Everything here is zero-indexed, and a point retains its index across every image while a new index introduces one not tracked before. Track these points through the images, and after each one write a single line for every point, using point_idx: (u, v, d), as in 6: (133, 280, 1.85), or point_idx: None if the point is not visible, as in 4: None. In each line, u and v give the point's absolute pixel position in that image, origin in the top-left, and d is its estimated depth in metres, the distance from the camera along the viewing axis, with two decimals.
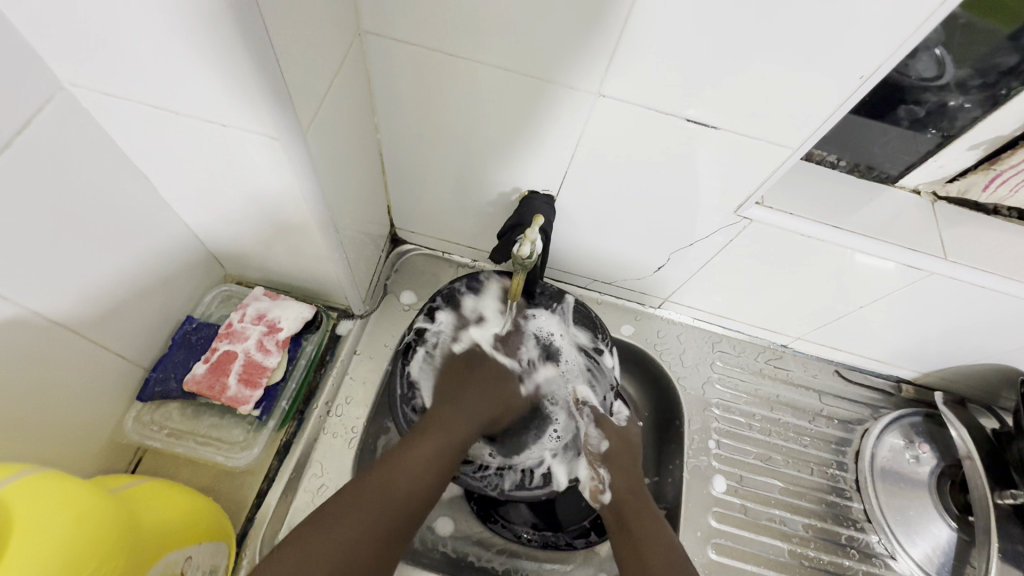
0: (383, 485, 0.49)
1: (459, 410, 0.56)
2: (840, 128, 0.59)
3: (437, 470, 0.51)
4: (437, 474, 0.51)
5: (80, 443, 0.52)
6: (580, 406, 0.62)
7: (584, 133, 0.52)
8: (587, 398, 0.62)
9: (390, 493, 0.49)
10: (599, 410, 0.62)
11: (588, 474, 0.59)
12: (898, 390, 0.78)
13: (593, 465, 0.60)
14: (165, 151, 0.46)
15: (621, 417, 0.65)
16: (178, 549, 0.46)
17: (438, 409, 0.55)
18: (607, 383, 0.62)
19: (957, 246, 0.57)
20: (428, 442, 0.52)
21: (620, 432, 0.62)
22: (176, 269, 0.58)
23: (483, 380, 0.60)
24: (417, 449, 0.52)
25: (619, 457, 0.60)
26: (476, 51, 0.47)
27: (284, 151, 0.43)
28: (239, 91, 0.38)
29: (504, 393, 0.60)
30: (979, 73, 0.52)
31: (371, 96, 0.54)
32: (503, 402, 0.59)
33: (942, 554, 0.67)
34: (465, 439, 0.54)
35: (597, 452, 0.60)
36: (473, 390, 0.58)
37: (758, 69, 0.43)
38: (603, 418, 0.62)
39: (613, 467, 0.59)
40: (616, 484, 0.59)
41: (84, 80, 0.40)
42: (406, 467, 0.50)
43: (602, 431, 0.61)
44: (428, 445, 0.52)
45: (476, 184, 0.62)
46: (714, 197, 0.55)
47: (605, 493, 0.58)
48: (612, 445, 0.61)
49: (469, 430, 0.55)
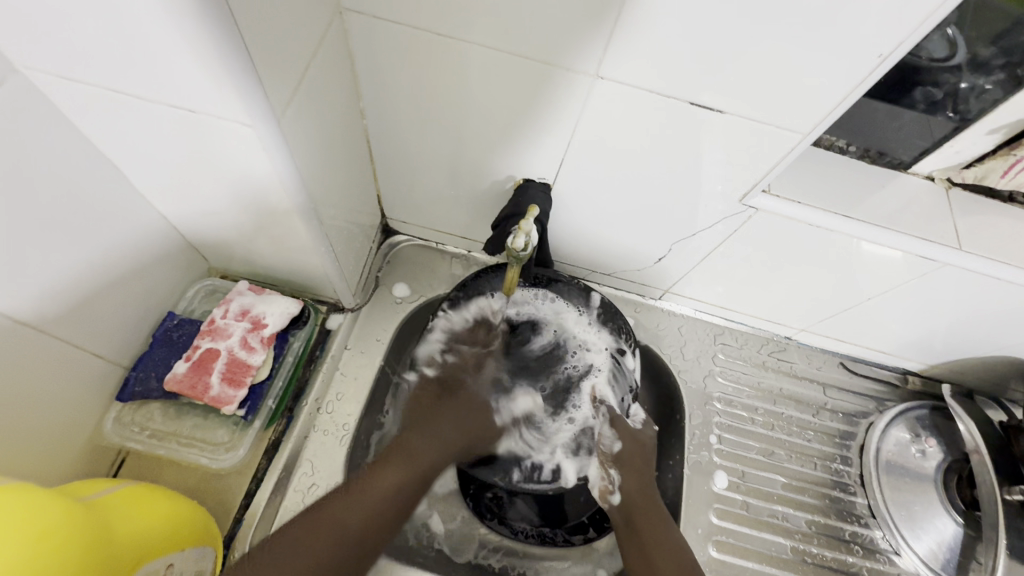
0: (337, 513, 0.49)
1: (427, 440, 0.56)
2: (851, 112, 0.56)
3: (396, 502, 0.52)
4: (400, 501, 0.53)
5: (57, 446, 0.50)
6: (597, 404, 0.61)
7: (580, 117, 0.49)
8: (604, 397, 0.62)
9: (345, 525, 0.49)
10: (615, 410, 0.62)
11: (598, 474, 0.59)
12: (905, 382, 0.76)
13: (603, 466, 0.59)
14: (134, 139, 0.44)
15: (637, 420, 0.63)
16: (159, 557, 0.44)
17: (405, 436, 0.57)
18: (627, 385, 0.62)
19: (971, 235, 0.54)
20: (394, 469, 0.54)
21: (632, 434, 0.61)
22: (154, 263, 0.56)
23: (458, 405, 0.59)
24: (383, 475, 0.53)
25: (631, 458, 0.60)
26: (465, 32, 0.44)
27: (258, 139, 0.40)
28: (203, 74, 0.35)
29: (476, 424, 0.58)
30: (1004, 52, 0.50)
31: (357, 80, 0.51)
32: (473, 432, 0.58)
33: (948, 550, 0.65)
34: (433, 465, 0.55)
35: (609, 453, 0.59)
36: (445, 415, 0.58)
37: (766, 48, 0.40)
38: (617, 417, 0.61)
39: (625, 468, 0.59)
40: (627, 486, 0.58)
41: (37, 62, 0.37)
42: (368, 491, 0.52)
43: (615, 431, 0.60)
44: (391, 476, 0.53)
45: (469, 173, 0.59)
46: (718, 185, 0.53)
47: (615, 494, 0.58)
48: (624, 447, 0.60)
49: (435, 457, 0.56)
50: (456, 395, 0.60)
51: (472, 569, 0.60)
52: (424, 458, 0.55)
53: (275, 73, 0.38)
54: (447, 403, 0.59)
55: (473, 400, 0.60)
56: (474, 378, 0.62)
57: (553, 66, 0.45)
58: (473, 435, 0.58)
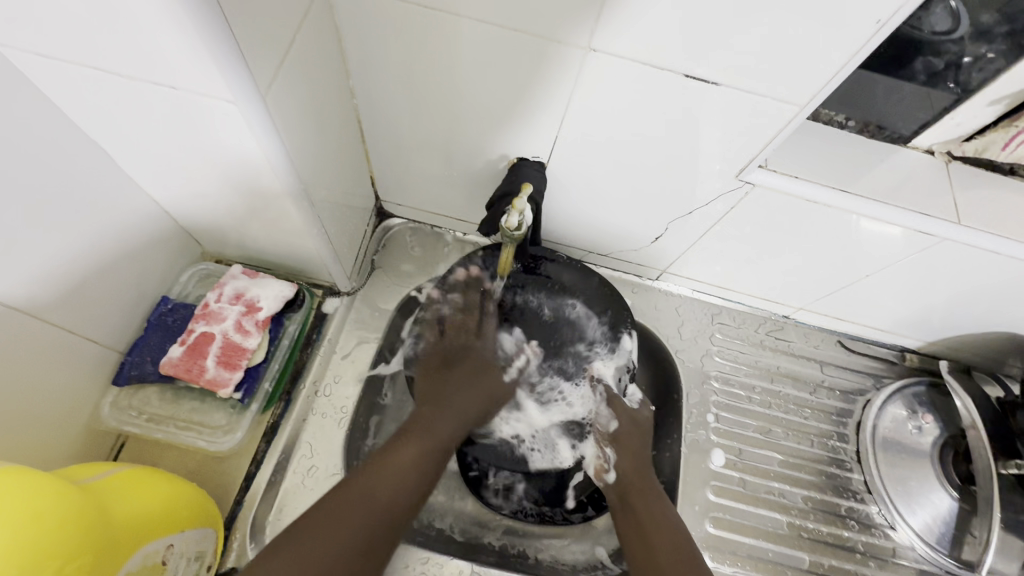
0: (364, 492, 0.48)
1: (440, 410, 0.57)
2: (851, 85, 0.55)
3: (417, 475, 0.52)
4: (418, 478, 0.52)
5: (56, 430, 0.50)
6: (594, 382, 0.63)
7: (574, 92, 0.48)
8: (602, 376, 0.63)
9: (372, 505, 0.48)
10: (612, 390, 0.62)
11: (594, 452, 0.61)
12: (903, 359, 0.76)
13: (599, 444, 0.61)
14: (121, 121, 0.43)
15: (633, 400, 0.63)
16: (158, 538, 0.45)
17: (418, 411, 0.57)
18: (624, 365, 0.62)
19: (972, 209, 0.54)
20: (409, 445, 0.53)
21: (631, 414, 0.62)
22: (146, 247, 0.55)
23: (465, 375, 0.61)
24: (400, 453, 0.52)
25: (627, 438, 0.60)
26: (454, 6, 0.43)
27: (243, 118, 0.39)
28: (185, 50, 0.34)
29: (487, 396, 0.60)
30: (1007, 18, 0.49)
31: (344, 57, 0.50)
32: (486, 397, 0.60)
33: (943, 524, 0.66)
34: (446, 440, 0.56)
35: (606, 432, 0.61)
36: (452, 388, 0.59)
37: (765, 23, 0.39)
38: (615, 398, 0.62)
39: (620, 449, 0.60)
40: (623, 464, 0.59)
41: (13, 40, 0.36)
42: (388, 474, 0.50)
43: (612, 411, 0.61)
44: (411, 449, 0.53)
45: (462, 152, 0.58)
46: (715, 161, 0.52)
47: (610, 472, 0.59)
48: (621, 427, 0.61)
49: (450, 430, 0.56)
50: (460, 368, 0.61)
51: (473, 547, 0.61)
52: (442, 426, 0.56)
53: (260, 49, 0.37)
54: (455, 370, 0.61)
55: (476, 358, 0.62)
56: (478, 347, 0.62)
57: (545, 39, 0.44)
58: (484, 402, 0.60)
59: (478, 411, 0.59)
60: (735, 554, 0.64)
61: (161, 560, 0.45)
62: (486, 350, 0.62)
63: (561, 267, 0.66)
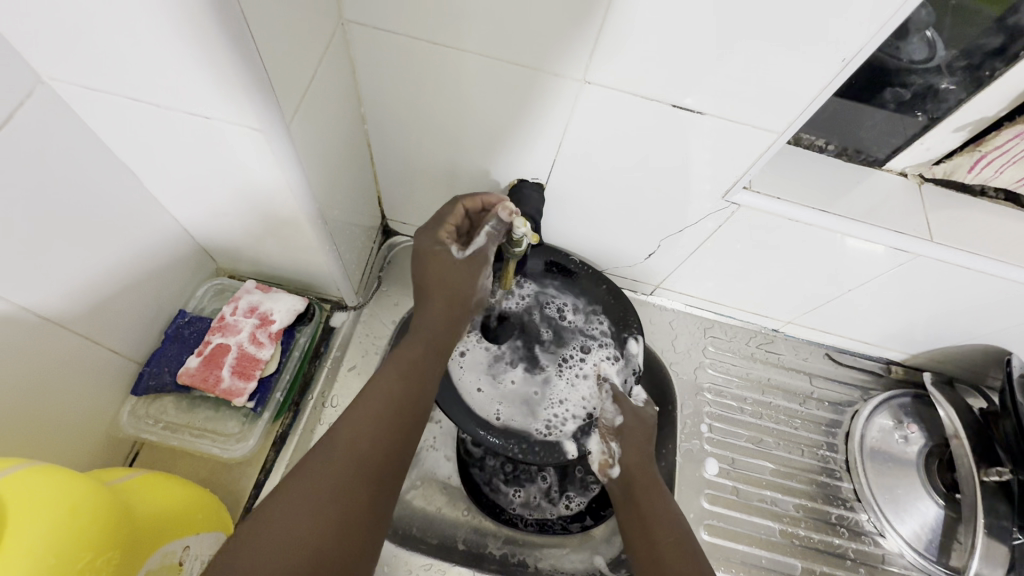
0: (330, 445, 0.43)
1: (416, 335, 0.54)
2: (829, 112, 0.58)
3: (404, 408, 0.48)
4: (407, 410, 0.48)
5: (76, 437, 0.53)
6: (603, 381, 0.65)
7: (572, 120, 0.52)
8: (608, 376, 0.66)
9: (352, 448, 0.43)
10: (618, 388, 0.64)
11: (598, 447, 0.61)
12: (888, 371, 0.79)
13: (604, 440, 0.61)
14: (154, 146, 0.46)
15: (637, 398, 0.65)
16: (176, 540, 0.47)
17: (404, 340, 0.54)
18: (631, 368, 0.66)
19: (943, 228, 0.57)
20: (387, 375, 0.49)
21: (637, 412, 0.63)
22: (166, 263, 0.58)
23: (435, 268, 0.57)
24: (379, 385, 0.48)
25: (631, 432, 0.61)
26: (464, 42, 0.47)
27: (270, 144, 0.43)
28: (217, 82, 0.38)
29: (460, 292, 0.57)
30: (965, 54, 0.52)
31: (358, 85, 0.54)
32: (459, 298, 0.57)
33: (930, 531, 0.68)
34: (426, 351, 0.53)
35: (611, 426, 0.61)
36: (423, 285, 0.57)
37: (743, 59, 0.43)
38: (621, 395, 0.63)
39: (625, 442, 0.60)
40: (627, 457, 0.59)
41: (63, 74, 0.40)
42: (364, 406, 0.46)
43: (618, 407, 0.62)
44: (392, 382, 0.49)
45: (466, 174, 0.62)
46: (704, 183, 0.55)
47: (615, 467, 0.59)
48: (626, 421, 0.61)
49: (426, 346, 0.53)
50: (423, 272, 0.57)
51: (475, 556, 0.63)
52: (410, 355, 0.52)
53: (286, 80, 0.41)
54: (424, 265, 0.57)
55: (431, 249, 0.57)
56: (432, 235, 0.57)
57: (545, 71, 0.48)
58: (457, 321, 0.58)
59: (455, 313, 0.57)
60: (729, 561, 0.66)
61: (179, 560, 0.46)
62: (439, 243, 0.57)
63: (590, 285, 0.69)
